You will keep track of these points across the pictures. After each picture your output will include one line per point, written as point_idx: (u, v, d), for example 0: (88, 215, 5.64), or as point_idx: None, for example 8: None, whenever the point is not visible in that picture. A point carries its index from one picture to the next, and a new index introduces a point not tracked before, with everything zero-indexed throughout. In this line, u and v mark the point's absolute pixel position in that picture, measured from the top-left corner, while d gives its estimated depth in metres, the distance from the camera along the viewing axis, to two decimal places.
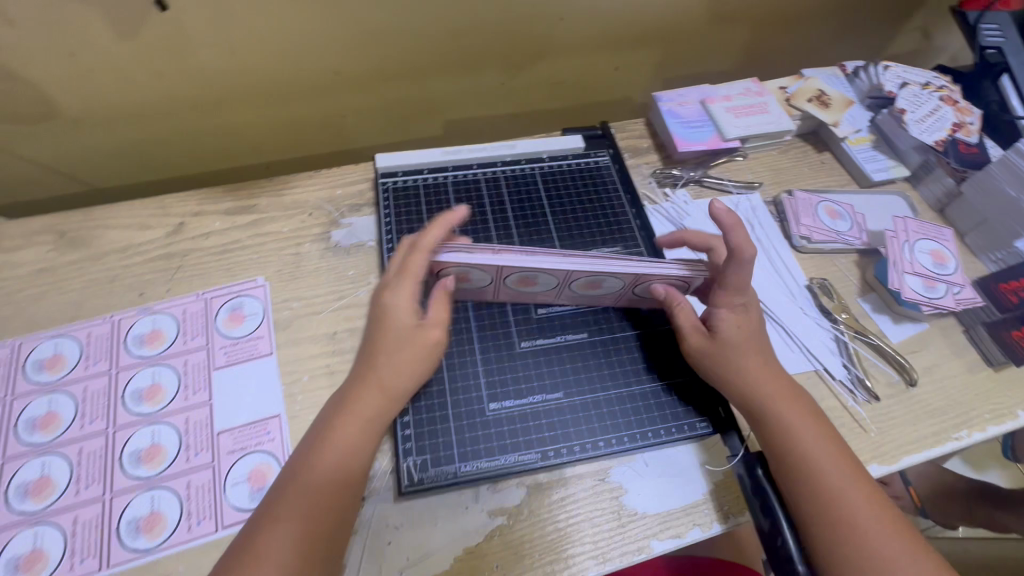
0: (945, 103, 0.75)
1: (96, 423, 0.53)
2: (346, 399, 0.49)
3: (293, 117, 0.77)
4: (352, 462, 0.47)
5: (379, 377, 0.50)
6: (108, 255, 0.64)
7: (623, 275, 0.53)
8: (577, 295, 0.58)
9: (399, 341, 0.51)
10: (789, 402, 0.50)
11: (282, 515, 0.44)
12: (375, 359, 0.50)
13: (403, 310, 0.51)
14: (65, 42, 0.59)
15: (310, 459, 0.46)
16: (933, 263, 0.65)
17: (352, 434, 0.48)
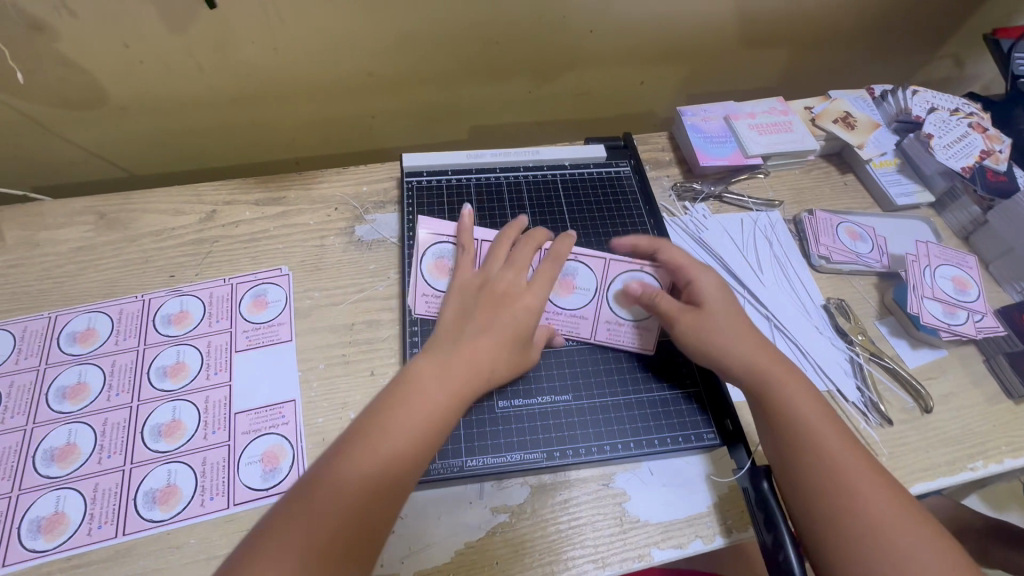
0: (974, 129, 0.74)
1: (122, 397, 0.55)
2: (443, 362, 0.48)
3: (326, 115, 0.80)
4: (433, 430, 0.45)
5: (466, 356, 0.49)
6: (143, 237, 0.66)
7: (592, 261, 0.61)
8: (553, 310, 0.59)
9: (509, 328, 0.51)
10: (769, 362, 0.51)
11: (342, 476, 0.41)
12: (477, 341, 0.50)
13: (522, 300, 0.53)
14: (120, 34, 0.62)
15: (383, 425, 0.43)
16: (954, 290, 0.64)
17: (429, 407, 0.45)
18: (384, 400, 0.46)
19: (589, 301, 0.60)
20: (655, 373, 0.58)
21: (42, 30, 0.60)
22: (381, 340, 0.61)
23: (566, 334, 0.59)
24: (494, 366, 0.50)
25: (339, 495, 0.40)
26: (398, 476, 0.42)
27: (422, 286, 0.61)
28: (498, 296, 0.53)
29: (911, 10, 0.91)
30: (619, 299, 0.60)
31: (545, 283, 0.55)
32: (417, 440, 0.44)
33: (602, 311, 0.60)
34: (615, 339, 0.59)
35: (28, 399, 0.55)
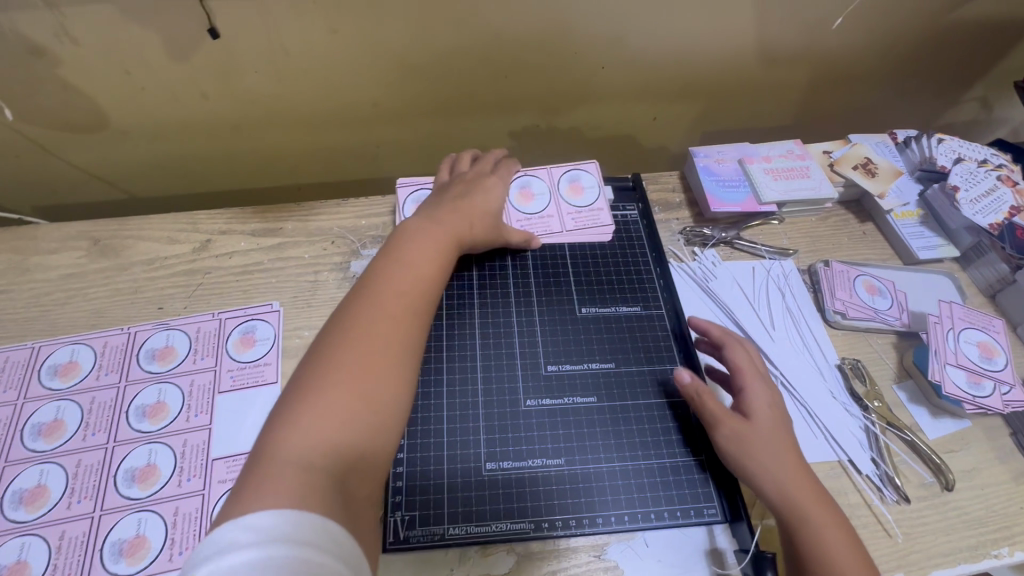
0: (1003, 183, 0.70)
1: (98, 436, 0.54)
2: (422, 227, 0.54)
3: (329, 143, 0.79)
4: (423, 271, 0.50)
5: (451, 224, 0.55)
6: (135, 265, 0.65)
7: (541, 173, 0.71)
8: (525, 217, 0.67)
9: (485, 204, 0.60)
10: (807, 494, 0.47)
11: (358, 323, 0.44)
12: (457, 210, 0.57)
13: (490, 187, 0.62)
14: (122, 61, 0.62)
15: (382, 274, 0.48)
16: (979, 356, 0.60)
17: (427, 256, 0.51)
18: (377, 261, 0.50)
19: (551, 202, 0.69)
20: (656, 438, 0.54)
21: (44, 55, 0.60)
22: None
23: (543, 234, 0.67)
24: (477, 225, 0.58)
25: (362, 335, 0.43)
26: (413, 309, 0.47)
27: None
28: (473, 184, 0.61)
29: (937, 53, 0.88)
30: (571, 191, 0.70)
31: (505, 176, 0.64)
32: (422, 280, 0.49)
33: (564, 208, 0.68)
34: (583, 225, 0.68)
35: (2, 435, 0.53)
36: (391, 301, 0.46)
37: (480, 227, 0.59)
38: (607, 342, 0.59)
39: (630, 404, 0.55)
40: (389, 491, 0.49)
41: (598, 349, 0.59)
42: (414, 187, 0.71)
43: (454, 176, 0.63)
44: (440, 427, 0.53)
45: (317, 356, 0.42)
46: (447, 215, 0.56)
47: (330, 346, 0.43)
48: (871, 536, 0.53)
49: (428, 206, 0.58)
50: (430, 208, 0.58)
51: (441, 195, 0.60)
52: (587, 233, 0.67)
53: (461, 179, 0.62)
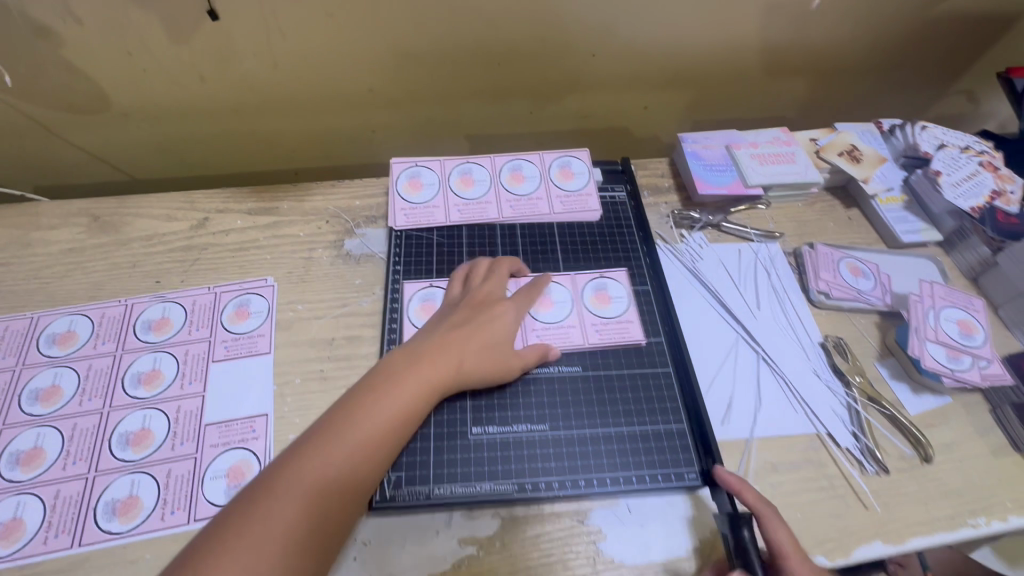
0: (984, 168, 0.72)
1: (94, 402, 0.55)
2: (414, 355, 0.51)
3: (326, 128, 0.81)
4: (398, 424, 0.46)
5: (445, 358, 0.51)
6: (133, 241, 0.67)
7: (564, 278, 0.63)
8: (543, 329, 0.59)
9: (488, 333, 0.54)
10: None
11: (305, 476, 0.41)
12: (454, 338, 0.53)
13: (500, 315, 0.56)
14: (124, 42, 0.63)
15: (353, 417, 0.45)
16: (959, 334, 0.61)
17: (405, 402, 0.48)
18: (360, 394, 0.48)
19: (570, 312, 0.61)
20: (638, 406, 0.55)
21: (48, 36, 0.61)
22: (360, 357, 0.60)
23: (561, 347, 0.58)
24: (469, 359, 0.52)
25: (300, 497, 0.40)
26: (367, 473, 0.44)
27: (408, 326, 0.60)
28: (482, 309, 0.56)
29: (923, 46, 0.90)
30: (598, 301, 0.62)
31: (523, 305, 0.58)
32: (389, 437, 0.46)
33: (587, 318, 0.60)
34: (607, 337, 0.59)
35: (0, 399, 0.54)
36: (350, 463, 0.43)
37: (475, 360, 0.53)
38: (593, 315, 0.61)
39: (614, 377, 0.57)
40: None
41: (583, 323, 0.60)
42: (426, 283, 0.63)
43: (467, 293, 0.58)
44: None
45: (249, 503, 0.39)
46: (441, 344, 0.52)
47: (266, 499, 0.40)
48: (848, 507, 0.54)
49: (427, 331, 0.54)
50: (431, 329, 0.54)
51: (444, 318, 0.55)
52: (611, 346, 0.59)
53: (472, 300, 0.57)
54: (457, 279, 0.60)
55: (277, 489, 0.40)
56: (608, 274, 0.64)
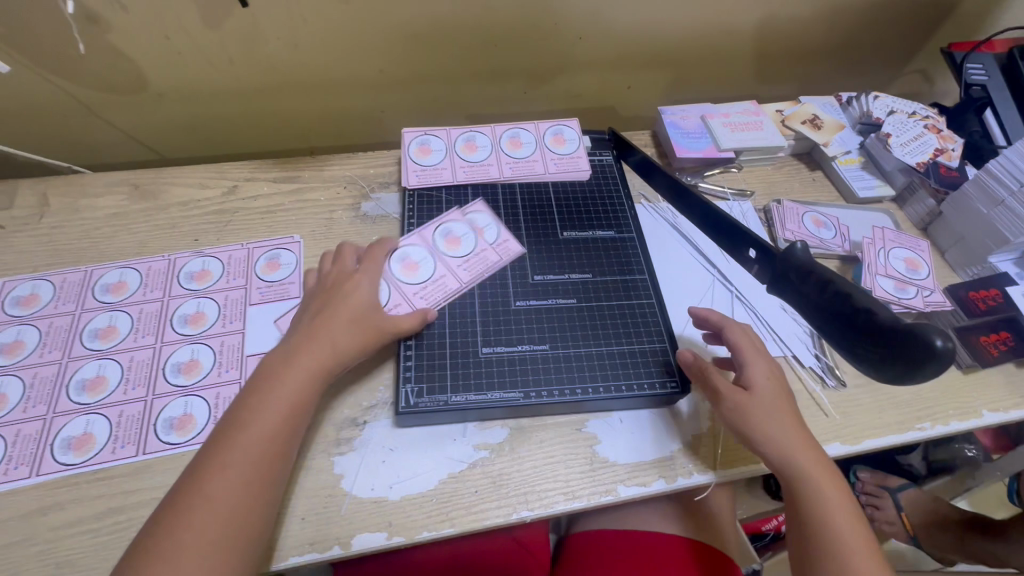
0: (929, 130, 0.81)
1: (147, 338, 0.62)
2: (288, 357, 0.53)
3: (339, 108, 0.89)
4: (289, 424, 0.50)
5: (300, 365, 0.53)
6: (171, 206, 0.74)
7: (416, 241, 0.68)
8: (419, 288, 0.64)
9: (345, 309, 0.57)
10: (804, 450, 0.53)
11: (190, 515, 0.44)
12: (318, 332, 0.55)
13: (353, 289, 0.59)
14: (163, 27, 0.71)
15: (236, 433, 0.49)
16: (906, 269, 0.70)
17: (275, 411, 0.50)
18: (224, 421, 0.50)
19: (437, 263, 0.66)
20: (627, 330, 0.64)
21: (97, 22, 0.69)
22: None
23: (443, 296, 0.64)
24: (338, 340, 0.55)
25: (199, 527, 0.44)
26: (249, 495, 0.46)
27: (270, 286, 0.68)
28: (334, 290, 0.59)
29: (879, 27, 0.99)
30: (449, 245, 0.68)
31: (372, 270, 0.62)
32: (261, 451, 0.48)
33: (451, 263, 0.66)
34: (476, 271, 0.66)
35: (64, 337, 0.62)
36: (226, 488, 0.46)
37: (341, 340, 0.55)
38: (584, 258, 0.69)
39: (603, 311, 0.65)
40: (400, 369, 0.59)
41: (577, 264, 0.68)
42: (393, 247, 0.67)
43: (320, 281, 0.61)
44: (444, 318, 0.63)
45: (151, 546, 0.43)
46: (300, 348, 0.54)
47: (160, 544, 0.43)
48: (811, 415, 0.63)
49: (281, 343, 0.56)
50: (286, 339, 0.56)
51: (303, 313, 0.58)
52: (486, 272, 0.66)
53: (324, 288, 0.60)
54: (319, 267, 0.63)
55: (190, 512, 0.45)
56: (446, 218, 0.71)
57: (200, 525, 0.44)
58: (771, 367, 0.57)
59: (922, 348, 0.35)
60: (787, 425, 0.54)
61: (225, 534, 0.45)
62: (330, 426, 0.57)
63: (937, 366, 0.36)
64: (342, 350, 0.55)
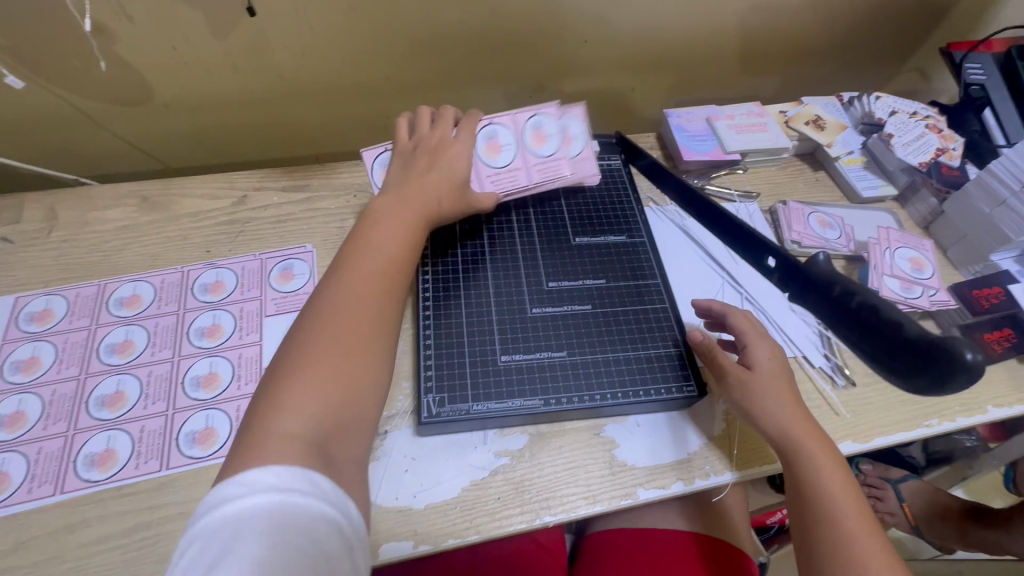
0: (930, 130, 0.82)
1: (164, 352, 0.62)
2: (398, 203, 0.59)
3: (345, 115, 0.89)
4: (405, 247, 0.57)
5: (391, 232, 0.57)
6: (181, 217, 0.74)
7: (503, 121, 0.73)
8: (495, 172, 0.71)
9: (445, 175, 0.63)
10: (802, 425, 0.56)
11: (310, 366, 0.46)
12: (426, 184, 0.62)
13: (453, 158, 0.65)
14: (170, 37, 0.71)
15: (358, 256, 0.54)
16: (911, 269, 0.72)
17: (392, 237, 0.57)
18: (332, 272, 0.54)
19: (517, 155, 0.73)
20: (641, 334, 0.65)
21: (103, 33, 0.69)
22: None
23: (511, 187, 0.72)
24: (444, 199, 0.63)
25: (331, 342, 0.48)
26: (358, 344, 0.49)
27: (273, 294, 0.68)
28: (436, 152, 0.65)
29: (878, 27, 1.00)
30: (535, 138, 0.74)
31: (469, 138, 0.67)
32: (364, 305, 0.51)
33: (530, 160, 0.73)
34: (548, 174, 0.73)
35: (81, 353, 0.61)
36: (334, 337, 0.48)
37: (447, 198, 0.63)
38: (596, 263, 0.70)
39: (619, 313, 0.66)
40: (421, 379, 0.59)
41: (590, 269, 0.69)
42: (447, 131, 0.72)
43: (416, 142, 0.66)
44: (461, 327, 0.63)
45: (283, 370, 0.46)
46: (390, 219, 0.58)
47: (281, 395, 0.45)
48: (823, 415, 0.64)
49: (392, 191, 0.61)
50: (396, 188, 0.62)
51: (405, 166, 0.64)
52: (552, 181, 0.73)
53: (424, 149, 0.65)
54: (405, 129, 0.68)
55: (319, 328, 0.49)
56: (542, 111, 0.75)
57: (319, 368, 0.46)
58: (774, 349, 0.60)
59: (947, 361, 0.35)
60: (786, 402, 0.57)
61: (343, 384, 0.46)
62: None
63: (966, 379, 0.35)
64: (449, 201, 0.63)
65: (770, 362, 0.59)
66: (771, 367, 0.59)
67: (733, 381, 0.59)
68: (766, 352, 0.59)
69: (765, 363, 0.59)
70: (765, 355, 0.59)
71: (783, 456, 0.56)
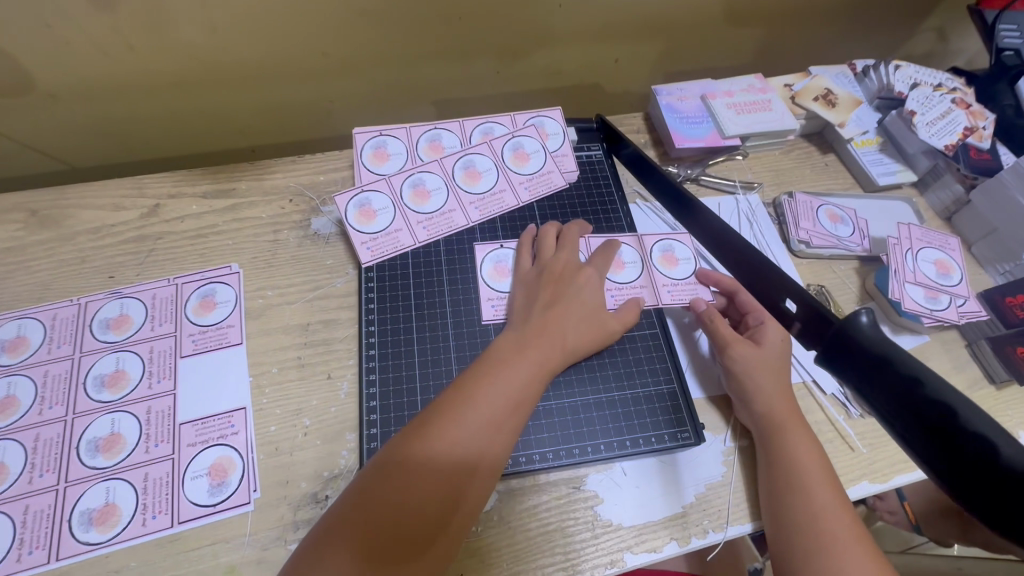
0: (957, 105, 0.71)
1: (56, 409, 0.51)
2: (577, 293, 0.55)
3: (280, 100, 0.76)
4: (574, 339, 0.53)
5: (569, 323, 0.53)
6: (79, 235, 0.62)
7: (480, 150, 0.67)
8: (617, 287, 0.61)
9: (578, 308, 0.54)
10: (790, 416, 0.51)
11: (462, 421, 0.45)
12: (586, 288, 0.56)
13: (585, 284, 0.56)
14: (40, 12, 0.57)
15: (540, 336, 0.52)
16: (936, 274, 0.62)
17: (570, 328, 0.53)
18: (519, 327, 0.53)
19: (640, 272, 0.62)
20: (628, 370, 0.57)
21: None
22: (338, 340, 0.57)
23: (498, 210, 0.64)
24: (579, 323, 0.54)
25: (487, 406, 0.46)
26: (478, 466, 0.44)
27: (188, 328, 0.57)
28: (563, 282, 0.56)
29: None
30: (517, 160, 0.67)
31: (601, 266, 0.59)
32: (503, 420, 0.46)
33: (514, 179, 0.66)
34: (537, 191, 0.66)
35: None
36: (462, 448, 0.44)
37: (584, 328, 0.54)
38: None
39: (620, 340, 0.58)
40: (364, 439, 0.51)
41: None
42: (408, 171, 0.64)
43: (542, 267, 0.58)
44: (414, 372, 0.55)
45: (442, 406, 0.46)
46: (527, 343, 0.51)
47: (434, 424, 0.45)
48: (835, 450, 0.55)
49: (511, 326, 0.54)
50: (515, 325, 0.53)
51: (529, 301, 0.55)
52: (542, 196, 0.66)
53: (548, 277, 0.56)
54: (527, 247, 0.61)
55: (489, 379, 0.48)
56: (520, 131, 0.69)
57: (428, 473, 0.43)
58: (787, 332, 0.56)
59: None
60: (778, 380, 0.53)
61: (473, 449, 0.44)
62: (285, 506, 0.49)
63: None
64: (573, 348, 0.53)
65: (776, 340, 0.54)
66: (780, 346, 0.54)
67: (730, 352, 0.54)
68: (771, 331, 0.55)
69: (774, 340, 0.54)
70: (773, 333, 0.55)
71: (761, 437, 0.51)
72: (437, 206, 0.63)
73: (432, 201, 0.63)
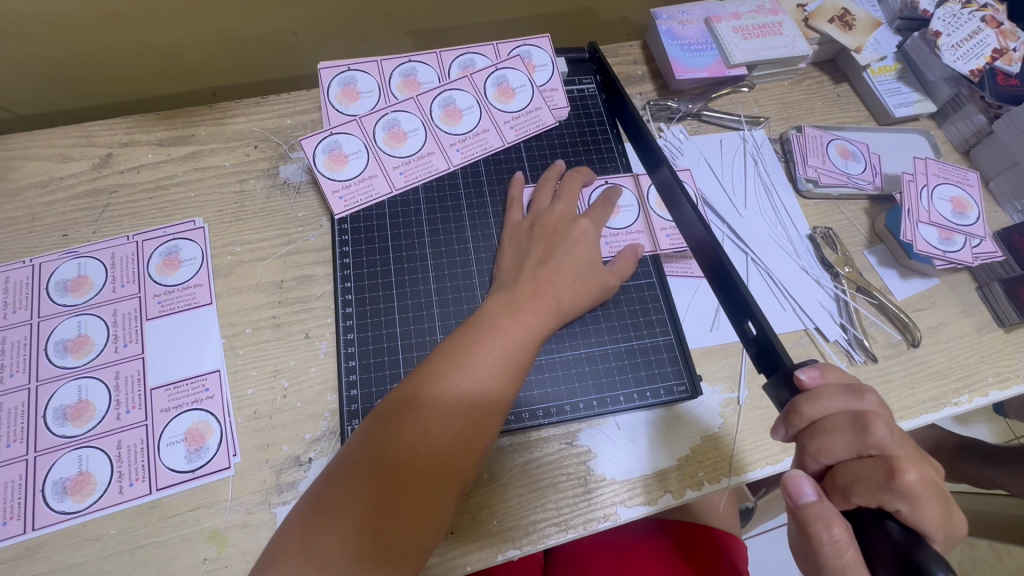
0: (987, 25, 0.63)
1: (17, 376, 0.49)
2: (568, 245, 0.51)
3: (239, 32, 0.68)
4: (573, 294, 0.50)
5: (565, 274, 0.50)
6: (25, 189, 0.57)
7: (459, 85, 0.61)
8: (613, 233, 0.57)
9: (572, 264, 0.50)
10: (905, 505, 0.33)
11: (460, 376, 0.43)
12: (578, 243, 0.52)
13: (579, 239, 0.52)
14: None
15: (538, 289, 0.48)
16: (952, 213, 0.58)
17: (566, 282, 0.50)
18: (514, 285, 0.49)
19: (635, 216, 0.58)
20: (623, 324, 0.54)
21: None
22: (315, 298, 0.54)
23: (480, 153, 0.59)
24: (574, 280, 0.50)
25: (483, 360, 0.44)
26: (486, 407, 0.43)
27: (153, 289, 0.53)
28: (558, 233, 0.52)
29: None
30: (500, 96, 0.61)
31: (599, 218, 0.55)
32: (510, 358, 0.45)
33: (498, 118, 0.60)
34: (524, 131, 0.61)
35: None
36: (467, 392, 0.43)
37: (580, 284, 0.50)
38: None
39: (621, 290, 0.55)
40: (344, 402, 0.49)
41: None
42: (380, 111, 0.59)
43: (535, 218, 0.54)
44: (393, 331, 0.52)
45: (439, 361, 0.44)
46: (526, 296, 0.48)
47: (432, 381, 0.43)
48: None
49: (501, 286, 0.50)
50: (506, 283, 0.50)
51: (521, 255, 0.52)
52: (529, 135, 0.61)
53: (542, 230, 0.53)
54: (518, 202, 0.56)
55: (486, 333, 0.45)
56: (503, 63, 0.62)
57: (438, 416, 0.42)
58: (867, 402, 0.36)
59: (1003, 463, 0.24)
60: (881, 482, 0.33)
61: (471, 404, 0.43)
62: (267, 470, 0.47)
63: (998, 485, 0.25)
64: (566, 308, 0.49)
65: (854, 433, 0.35)
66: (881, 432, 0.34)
67: (827, 534, 0.34)
68: (844, 418, 0.36)
69: (876, 454, 0.34)
70: (874, 428, 0.35)
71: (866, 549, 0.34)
72: (413, 149, 0.58)
73: (408, 144, 0.58)
